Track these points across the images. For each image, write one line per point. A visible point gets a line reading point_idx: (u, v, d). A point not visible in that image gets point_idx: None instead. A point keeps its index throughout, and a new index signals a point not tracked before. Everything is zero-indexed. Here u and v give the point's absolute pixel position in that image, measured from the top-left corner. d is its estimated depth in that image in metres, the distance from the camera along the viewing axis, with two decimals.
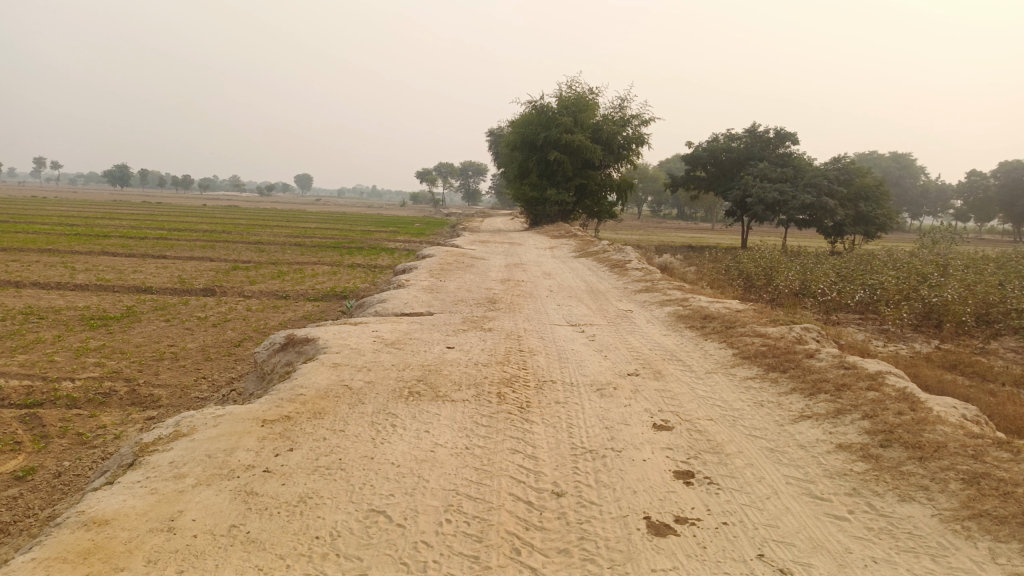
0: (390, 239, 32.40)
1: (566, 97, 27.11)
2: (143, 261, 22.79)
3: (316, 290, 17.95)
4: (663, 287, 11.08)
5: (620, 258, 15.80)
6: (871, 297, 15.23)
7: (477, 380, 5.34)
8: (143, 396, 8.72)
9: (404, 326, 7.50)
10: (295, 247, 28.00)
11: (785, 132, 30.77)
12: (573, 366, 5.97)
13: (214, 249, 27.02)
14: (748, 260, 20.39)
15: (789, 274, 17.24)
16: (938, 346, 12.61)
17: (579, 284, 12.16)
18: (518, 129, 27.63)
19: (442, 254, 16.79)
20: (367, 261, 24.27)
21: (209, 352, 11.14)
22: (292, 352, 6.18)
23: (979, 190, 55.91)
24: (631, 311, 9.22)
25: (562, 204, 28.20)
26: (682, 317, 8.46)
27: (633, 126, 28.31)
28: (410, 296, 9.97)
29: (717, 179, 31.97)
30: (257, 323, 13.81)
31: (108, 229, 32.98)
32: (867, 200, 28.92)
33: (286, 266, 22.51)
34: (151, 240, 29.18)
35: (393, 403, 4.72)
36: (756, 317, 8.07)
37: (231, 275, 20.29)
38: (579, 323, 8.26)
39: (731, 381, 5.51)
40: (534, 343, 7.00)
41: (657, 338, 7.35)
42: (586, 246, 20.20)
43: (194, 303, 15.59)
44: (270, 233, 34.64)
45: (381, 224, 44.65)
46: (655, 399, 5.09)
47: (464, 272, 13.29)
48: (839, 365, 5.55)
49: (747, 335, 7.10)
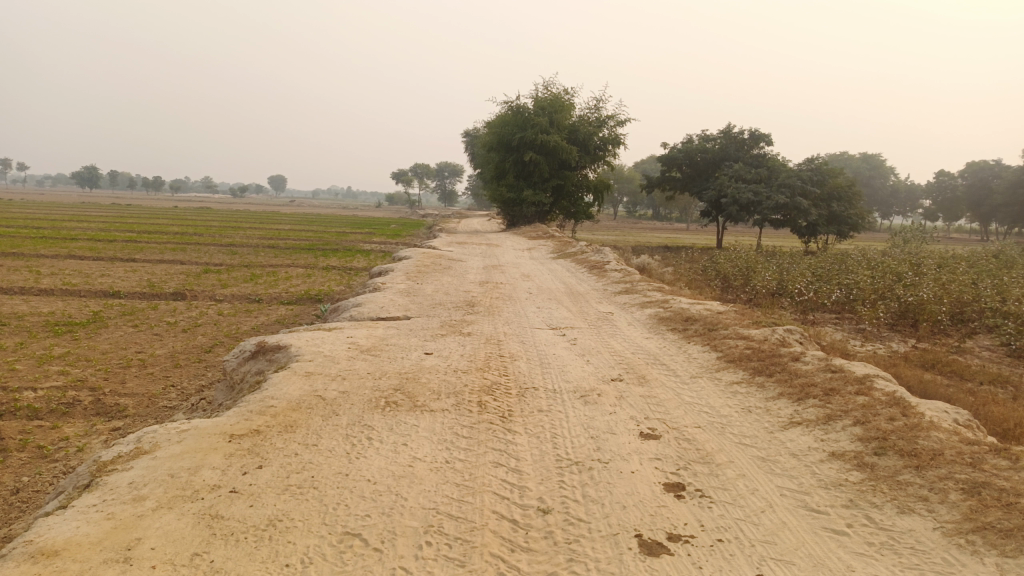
0: (366, 241, 32.03)
1: (542, 97, 26.96)
2: (111, 265, 22.23)
3: (290, 294, 17.60)
4: (643, 289, 10.97)
5: (598, 259, 15.70)
6: (847, 297, 15.28)
7: (456, 388, 5.15)
8: (108, 406, 8.39)
9: (380, 331, 7.27)
10: (268, 250, 27.54)
11: (759, 132, 30.94)
12: (555, 372, 5.80)
13: (185, 251, 26.47)
14: (725, 260, 20.42)
15: (766, 274, 17.26)
16: (915, 345, 12.65)
17: (558, 285, 12.01)
18: (494, 129, 27.43)
19: (419, 255, 16.56)
20: (342, 263, 23.92)
21: (178, 359, 10.79)
22: (263, 360, 5.94)
23: (948, 191, 56.82)
24: (611, 313, 9.08)
25: (539, 205, 28.06)
26: (663, 320, 8.33)
27: (609, 126, 28.28)
28: (386, 300, 9.74)
29: (692, 179, 32.05)
30: (229, 328, 13.46)
31: (75, 232, 32.21)
32: (840, 200, 29.17)
33: (259, 269, 22.10)
34: (120, 243, 28.53)
35: (369, 414, 4.51)
36: (738, 319, 7.96)
37: (203, 278, 19.84)
38: (560, 327, 8.09)
39: (717, 386, 5.37)
40: (514, 348, 6.82)
41: (639, 342, 7.21)
42: (564, 247, 20.07)
43: (163, 308, 15.18)
44: (243, 235, 34.10)
45: (356, 225, 44.21)
46: (640, 405, 4.95)
47: (441, 274, 13.08)
48: (826, 368, 5.45)
49: (730, 337, 6.98)
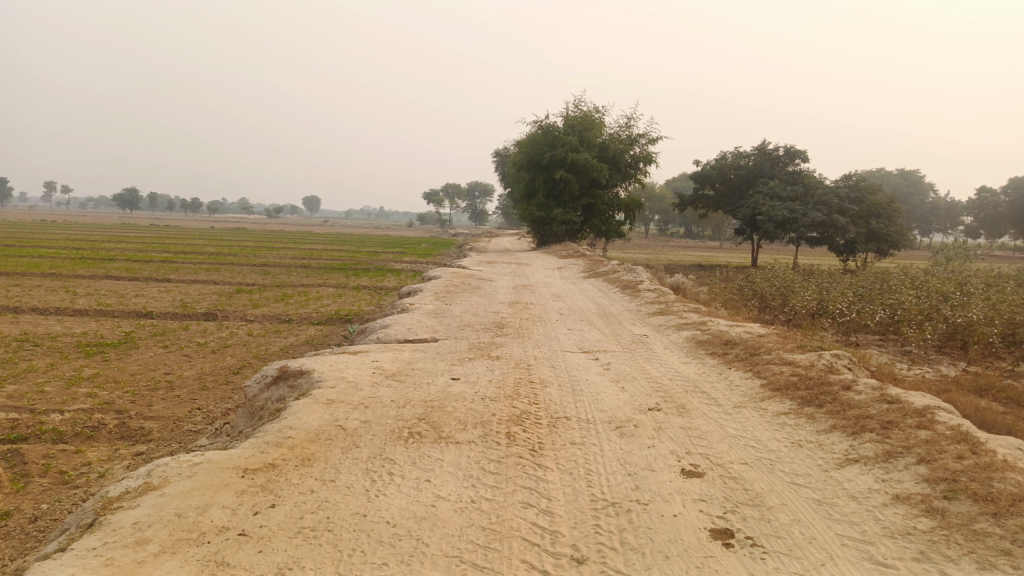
0: (397, 260, 32.05)
1: (572, 115, 26.78)
2: (146, 285, 22.48)
3: (320, 314, 17.54)
4: (678, 310, 10.62)
5: (631, 278, 15.37)
6: (891, 318, 14.71)
7: (484, 418, 4.88)
8: (133, 430, 8.28)
9: (407, 355, 7.05)
10: (300, 269, 27.68)
11: (795, 149, 30.34)
12: (589, 400, 5.50)
13: (218, 271, 26.70)
14: (761, 279, 19.92)
15: (805, 294, 16.75)
16: (965, 368, 12.07)
17: (590, 306, 11.71)
18: (524, 149, 27.32)
19: (448, 275, 16.39)
20: (373, 283, 23.90)
21: (206, 381, 10.70)
22: (284, 387, 5.74)
23: (990, 207, 55.32)
24: (646, 336, 8.74)
25: (570, 224, 27.81)
26: (701, 343, 7.98)
27: (641, 144, 28.01)
28: (414, 321, 9.53)
29: (726, 197, 31.52)
30: (258, 348, 13.38)
31: (113, 253, 32.77)
32: (879, 218, 28.39)
33: (290, 289, 22.14)
34: (156, 263, 28.91)
35: (391, 446, 4.26)
36: (780, 343, 7.58)
37: (234, 298, 19.92)
38: (593, 350, 7.78)
39: (763, 417, 5.02)
40: (545, 373, 6.53)
41: (677, 367, 6.87)
42: (596, 267, 19.75)
43: (194, 328, 15.18)
44: (276, 255, 34.43)
45: (387, 245, 44.35)
46: (680, 438, 4.63)
47: (471, 295, 12.86)
48: (881, 399, 5.07)
49: (774, 363, 6.61)
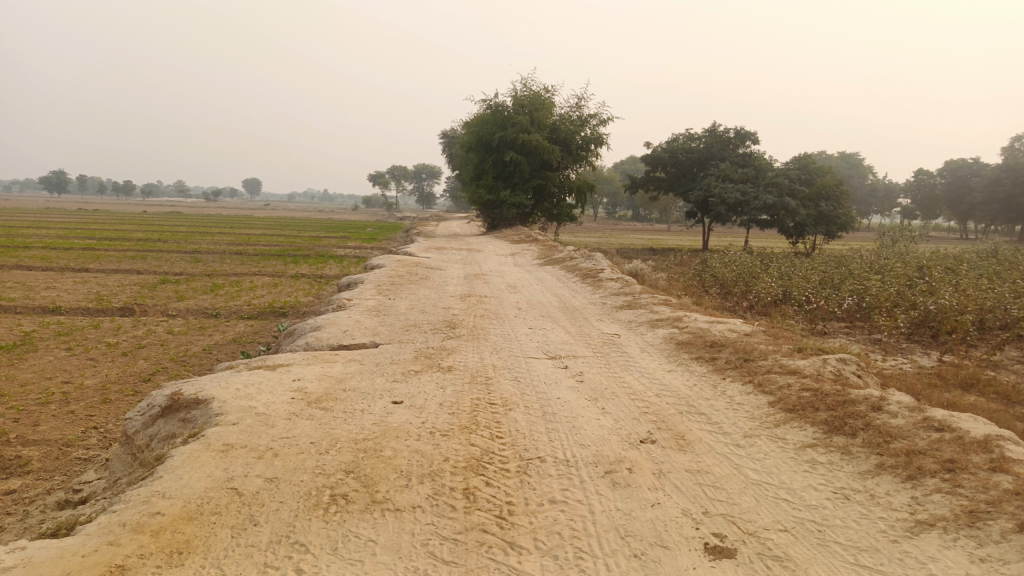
0: (340, 246, 30.40)
1: (521, 95, 25.55)
2: (60, 276, 20.43)
3: (252, 307, 15.98)
4: (647, 302, 9.63)
5: (591, 266, 14.34)
6: (859, 304, 14.03)
7: (433, 465, 3.72)
8: (5, 460, 6.76)
9: (337, 370, 5.80)
10: (235, 257, 25.84)
11: (745, 131, 29.76)
12: (565, 431, 4.39)
13: (144, 260, 24.64)
14: (719, 263, 19.17)
15: (768, 279, 16.03)
16: (940, 358, 11.39)
17: (549, 299, 10.64)
18: (472, 129, 25.99)
19: (393, 263, 15.08)
20: (313, 271, 22.31)
21: (110, 392, 9.17)
22: (175, 423, 4.47)
23: (926, 189, 56.47)
24: (618, 335, 7.70)
25: (520, 208, 26.65)
26: (682, 344, 6.95)
27: (592, 125, 27.02)
28: (350, 322, 8.26)
29: (677, 180, 30.74)
30: (177, 350, 11.84)
31: (30, 240, 30.25)
32: (828, 200, 28.03)
33: (222, 279, 20.42)
34: (76, 251, 26.66)
35: (306, 521, 3.07)
36: (773, 344, 6.61)
37: (159, 290, 18.18)
38: (560, 356, 6.67)
39: (787, 452, 3.99)
40: (506, 390, 5.38)
41: (661, 376, 5.82)
42: (551, 253, 18.64)
43: (107, 326, 13.51)
44: (211, 241, 32.32)
45: (330, 229, 42.44)
46: (690, 486, 3.56)
47: (417, 287, 11.61)
48: (926, 426, 4.10)
49: (775, 372, 5.61)
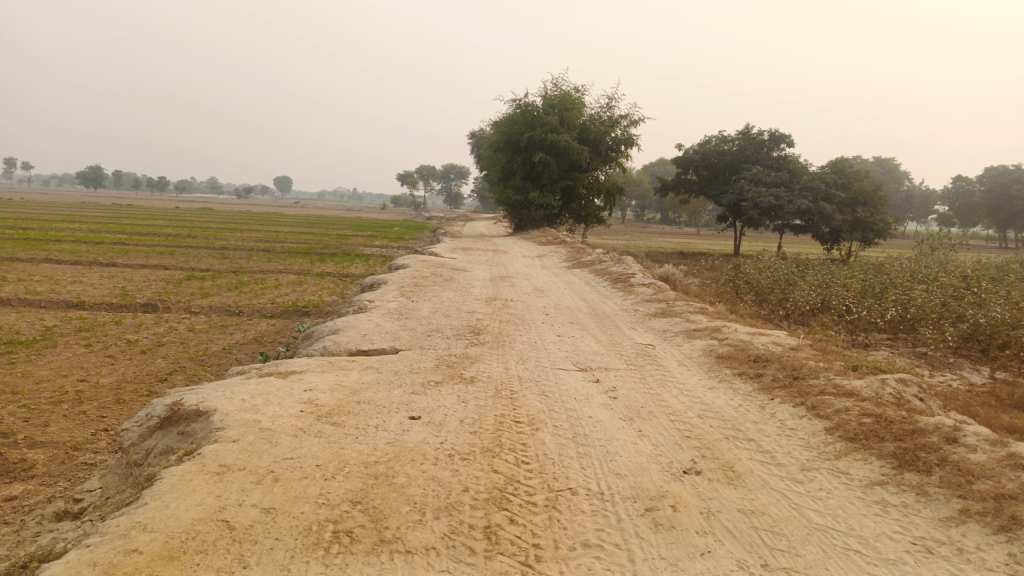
0: (366, 244, 30.21)
1: (552, 95, 25.09)
2: (88, 270, 20.41)
3: (274, 306, 15.74)
4: (682, 309, 9.13)
5: (622, 270, 13.85)
6: (903, 315, 13.35)
7: (451, 496, 3.31)
8: (10, 463, 6.45)
9: (352, 379, 5.41)
10: (261, 253, 25.74)
11: (780, 134, 28.97)
12: (599, 458, 3.95)
13: (171, 255, 24.58)
14: (753, 269, 18.53)
15: (805, 287, 15.37)
16: (992, 375, 10.69)
17: (578, 304, 10.18)
18: (500, 129, 25.59)
19: (418, 263, 14.75)
20: (338, 269, 22.07)
21: (124, 392, 8.89)
22: (173, 437, 4.11)
23: (965, 196, 54.82)
24: (652, 345, 7.24)
25: (548, 208, 26.23)
26: (723, 358, 6.46)
27: (622, 126, 26.49)
28: (370, 325, 7.88)
29: (709, 183, 30.00)
30: (196, 348, 11.57)
31: (63, 233, 30.48)
32: (865, 206, 27.14)
33: (248, 276, 20.24)
34: (106, 245, 26.77)
35: (303, 564, 2.67)
36: (824, 361, 6.09)
37: (183, 286, 18.01)
38: (591, 368, 6.22)
39: (853, 492, 3.51)
40: (533, 406, 4.96)
41: (702, 394, 5.34)
42: (579, 255, 18.15)
43: (129, 323, 13.31)
44: (239, 237, 32.32)
45: (357, 228, 42.27)
46: (745, 531, 3.10)
47: (441, 289, 11.22)
48: (1013, 464, 3.58)
49: (828, 393, 5.11)
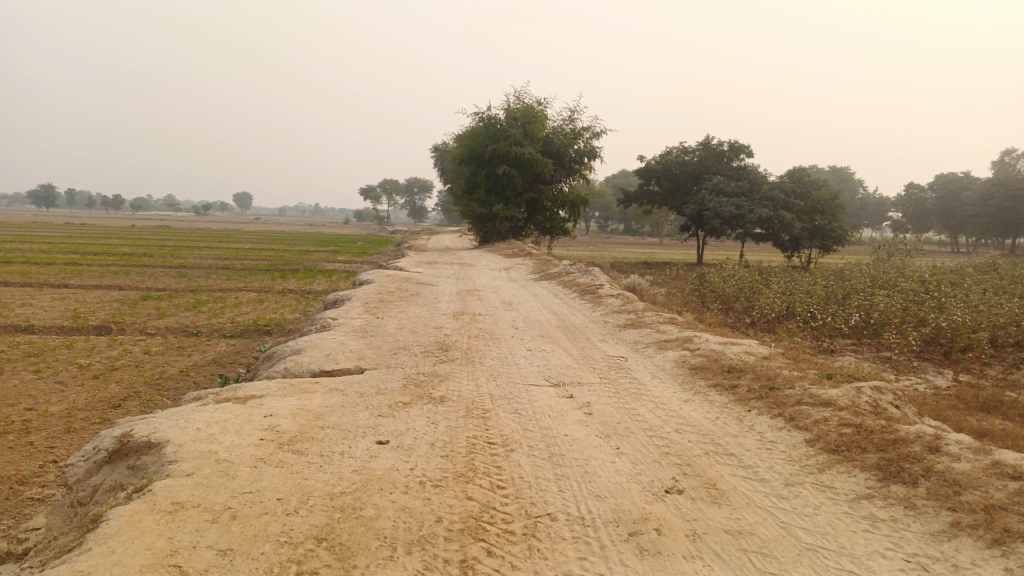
0: (329, 260, 29.74)
1: (514, 107, 25.06)
2: (39, 292, 19.68)
3: (235, 325, 15.30)
4: (652, 320, 9.04)
5: (590, 281, 13.76)
6: (866, 321, 13.49)
7: (424, 528, 3.11)
8: None
9: (316, 402, 5.17)
10: (221, 272, 25.16)
11: (739, 144, 29.36)
12: (577, 479, 3.79)
13: (126, 275, 23.88)
14: (718, 278, 18.61)
15: (770, 294, 15.45)
16: (956, 378, 10.80)
17: (547, 317, 10.04)
18: (463, 142, 25.47)
19: (383, 279, 14.49)
20: (301, 286, 21.64)
21: (74, 420, 8.45)
22: (122, 472, 3.84)
23: (917, 203, 56.23)
24: (624, 358, 7.11)
25: (513, 221, 26.13)
26: (696, 369, 6.35)
27: (585, 138, 26.57)
28: (335, 344, 7.63)
29: (671, 193, 30.24)
30: (152, 372, 11.14)
31: (12, 254, 29.45)
32: (823, 214, 27.59)
33: (207, 295, 19.72)
34: (57, 266, 25.91)
35: None
36: (797, 370, 6.02)
37: (139, 307, 17.44)
38: (563, 383, 6.06)
39: (840, 508, 3.40)
40: (506, 425, 4.77)
41: (678, 407, 5.21)
42: (546, 267, 18.05)
43: (81, 346, 12.79)
44: (198, 255, 31.61)
45: (320, 244, 41.65)
46: (734, 554, 2.96)
47: (407, 305, 10.99)
48: (998, 473, 3.51)
49: (805, 403, 5.02)
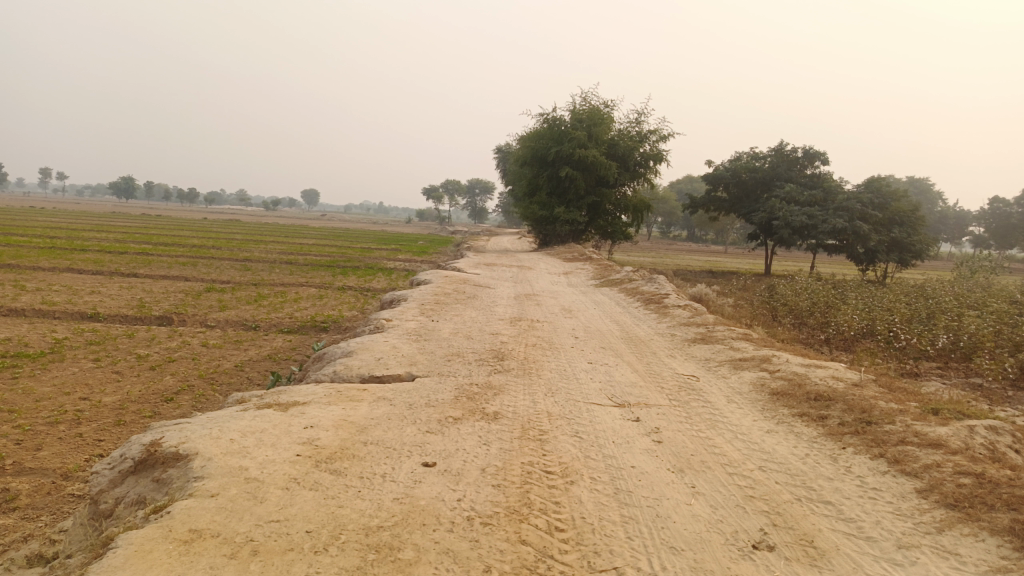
0: (389, 258, 29.77)
1: (580, 109, 24.51)
2: (108, 280, 20.14)
3: (292, 321, 15.22)
4: (723, 335, 8.42)
5: (654, 290, 13.12)
6: (955, 344, 12.44)
7: None
8: None
9: (360, 414, 4.79)
10: (283, 266, 25.40)
11: (814, 151, 28.07)
12: (650, 525, 3.27)
13: (193, 267, 24.32)
14: (789, 290, 17.65)
15: (847, 311, 14.47)
16: None
17: (610, 327, 9.49)
18: (527, 143, 25.06)
19: (441, 279, 14.17)
20: (360, 283, 21.58)
21: (125, 413, 8.31)
22: (146, 485, 3.52)
23: (1001, 217, 53.02)
24: (695, 377, 6.53)
25: (574, 224, 25.58)
26: (778, 395, 5.73)
27: (652, 141, 25.79)
28: (386, 347, 7.27)
29: (740, 201, 29.13)
30: (207, 365, 11.04)
31: (88, 243, 30.44)
32: (902, 226, 26.10)
33: (267, 289, 19.83)
34: (129, 255, 26.61)
35: None
36: (896, 402, 5.33)
37: (202, 299, 17.61)
38: (629, 403, 5.53)
39: None
40: (566, 451, 4.29)
41: (760, 440, 4.62)
42: (607, 273, 17.46)
43: (141, 336, 12.86)
44: (263, 249, 32.09)
45: (382, 241, 41.95)
46: None
47: (464, 308, 10.59)
48: None
49: (911, 443, 4.37)
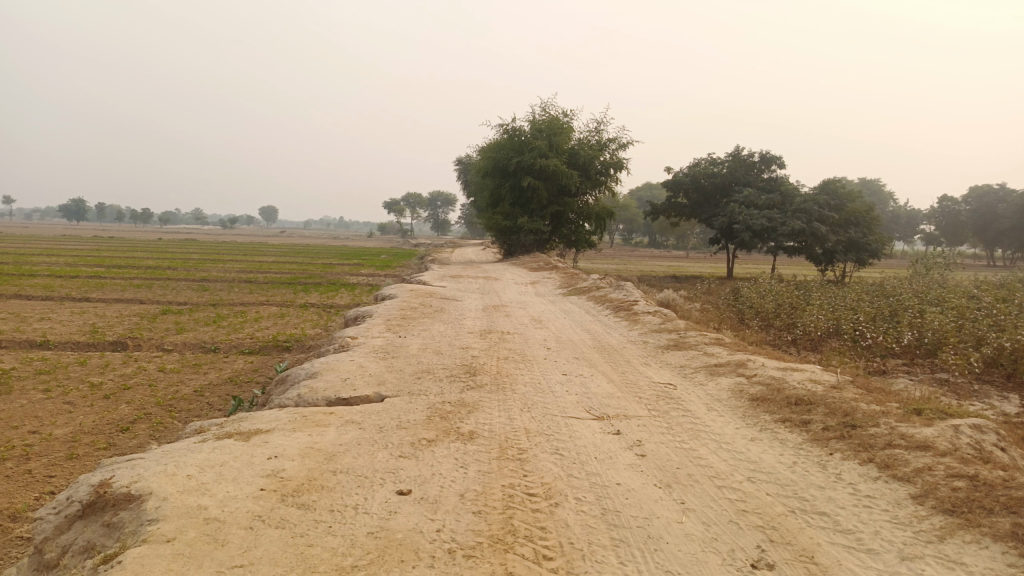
0: (352, 273, 29.32)
1: (539, 119, 24.47)
2: (59, 306, 19.39)
3: (254, 341, 14.77)
4: (696, 341, 8.32)
5: (622, 297, 13.02)
6: (920, 340, 12.57)
7: None
8: None
9: (329, 439, 4.53)
10: (243, 285, 24.78)
11: (771, 155, 28.46)
12: (643, 548, 3.09)
13: (149, 289, 23.60)
14: (754, 293, 17.75)
15: (813, 311, 14.55)
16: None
17: (581, 337, 9.33)
18: (487, 154, 24.93)
19: (406, 293, 13.88)
20: (323, 300, 21.15)
21: (78, 446, 7.87)
22: (95, 531, 3.22)
23: (950, 215, 54.45)
24: (672, 385, 6.39)
25: (538, 234, 25.50)
26: (758, 401, 5.61)
27: (612, 149, 25.87)
28: (352, 367, 7.00)
29: (700, 206, 29.37)
30: (165, 392, 10.59)
31: (38, 267, 29.42)
32: (858, 227, 26.56)
33: (227, 309, 19.28)
34: (82, 279, 25.73)
35: None
36: (877, 403, 5.25)
37: (158, 322, 17.03)
38: (608, 416, 5.36)
39: None
40: (548, 471, 4.08)
41: (746, 449, 4.48)
42: (574, 281, 17.35)
43: (95, 364, 12.32)
44: (222, 268, 31.35)
45: (345, 256, 41.35)
46: None
47: (432, 322, 10.34)
48: None
49: (899, 446, 4.27)
